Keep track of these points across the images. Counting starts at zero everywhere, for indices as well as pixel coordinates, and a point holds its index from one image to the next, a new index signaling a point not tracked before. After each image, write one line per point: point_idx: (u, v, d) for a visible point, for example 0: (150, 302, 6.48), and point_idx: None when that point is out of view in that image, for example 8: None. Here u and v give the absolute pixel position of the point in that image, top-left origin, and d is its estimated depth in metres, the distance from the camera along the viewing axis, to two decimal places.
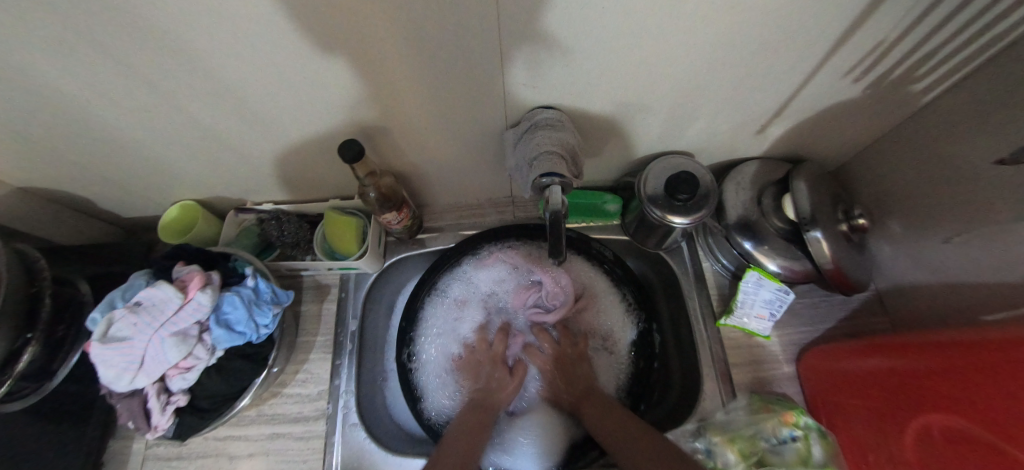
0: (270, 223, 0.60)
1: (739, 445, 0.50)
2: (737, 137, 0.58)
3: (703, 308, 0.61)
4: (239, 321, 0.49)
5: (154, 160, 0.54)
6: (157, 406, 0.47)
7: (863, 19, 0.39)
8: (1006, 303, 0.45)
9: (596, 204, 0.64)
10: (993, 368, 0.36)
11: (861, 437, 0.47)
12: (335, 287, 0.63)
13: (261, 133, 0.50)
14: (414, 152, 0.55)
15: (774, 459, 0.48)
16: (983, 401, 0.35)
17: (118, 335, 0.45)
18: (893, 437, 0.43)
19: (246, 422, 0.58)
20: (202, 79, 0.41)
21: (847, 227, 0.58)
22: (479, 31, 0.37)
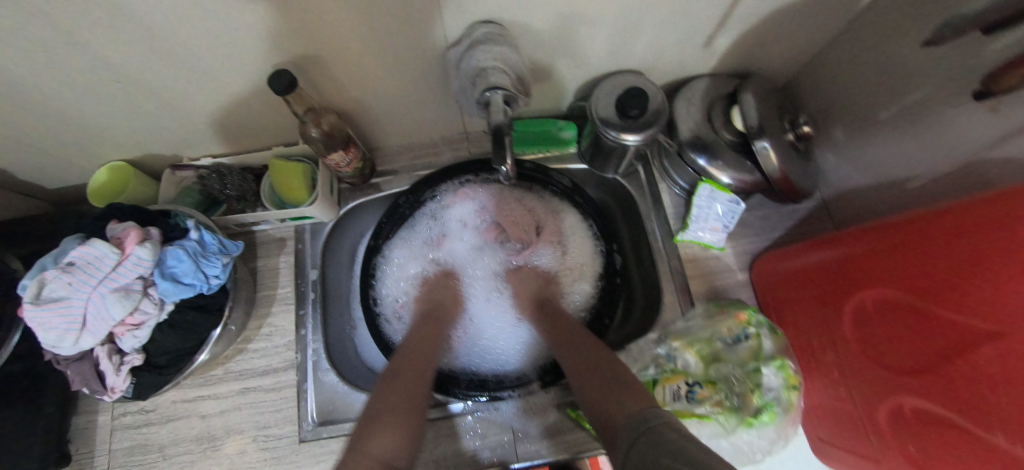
0: (210, 177, 0.56)
1: (696, 347, 0.52)
2: (685, 50, 0.57)
3: (661, 227, 0.63)
4: (186, 273, 0.47)
5: (64, 116, 0.49)
6: (109, 367, 0.46)
7: None
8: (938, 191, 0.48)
9: (550, 133, 0.63)
10: (921, 243, 0.38)
11: (804, 323, 0.52)
12: (291, 240, 0.61)
13: (178, 73, 0.45)
14: (353, 86, 0.52)
15: (728, 356, 0.51)
16: (917, 276, 0.38)
17: (53, 295, 0.42)
18: (833, 319, 0.48)
19: (214, 381, 0.57)
20: (91, 11, 0.36)
21: (793, 136, 0.60)
22: None
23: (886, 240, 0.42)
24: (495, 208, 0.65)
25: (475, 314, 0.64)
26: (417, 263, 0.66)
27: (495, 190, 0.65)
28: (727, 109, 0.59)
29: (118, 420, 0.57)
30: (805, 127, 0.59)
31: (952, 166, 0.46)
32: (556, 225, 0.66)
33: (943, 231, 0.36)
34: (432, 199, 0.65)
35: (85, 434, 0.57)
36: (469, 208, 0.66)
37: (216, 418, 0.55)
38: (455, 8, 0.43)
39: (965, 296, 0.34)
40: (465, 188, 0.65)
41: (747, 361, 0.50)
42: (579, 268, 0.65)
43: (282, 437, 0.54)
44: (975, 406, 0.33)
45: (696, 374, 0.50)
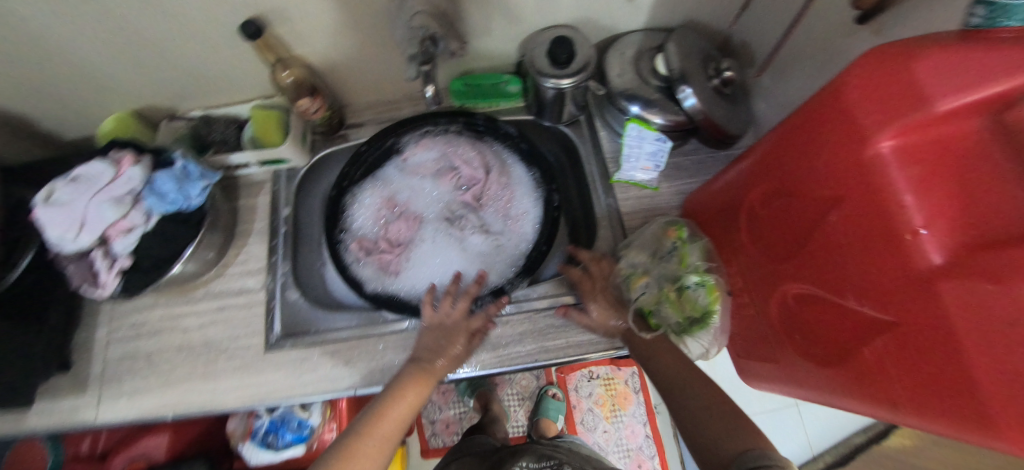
0: (201, 125, 0.67)
1: (642, 255, 0.59)
2: (615, 6, 0.63)
3: (599, 170, 0.68)
4: (170, 191, 0.55)
5: (77, 67, 0.60)
6: (103, 266, 0.54)
7: None
8: None
9: (498, 87, 0.69)
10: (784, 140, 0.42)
11: (718, 244, 0.57)
12: (268, 183, 0.69)
13: (166, 24, 0.54)
14: (317, 41, 0.60)
15: (663, 263, 0.57)
16: (786, 171, 0.42)
17: (60, 200, 0.51)
18: (738, 232, 0.52)
19: (195, 300, 0.64)
20: None
21: (718, 82, 0.64)
22: None
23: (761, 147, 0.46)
24: (451, 154, 0.71)
25: (426, 252, 0.69)
26: (379, 206, 0.71)
27: (451, 138, 0.71)
28: (653, 59, 0.65)
29: (114, 335, 0.65)
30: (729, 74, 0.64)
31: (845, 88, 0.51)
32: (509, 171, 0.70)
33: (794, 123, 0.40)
34: (395, 147, 0.71)
35: (85, 346, 0.65)
36: (427, 155, 0.72)
37: (194, 331, 0.63)
38: None
39: (829, 175, 0.37)
40: (424, 136, 0.71)
41: (676, 266, 0.56)
42: (521, 214, 0.68)
43: (250, 347, 0.61)
44: (837, 277, 0.38)
45: (645, 276, 0.57)
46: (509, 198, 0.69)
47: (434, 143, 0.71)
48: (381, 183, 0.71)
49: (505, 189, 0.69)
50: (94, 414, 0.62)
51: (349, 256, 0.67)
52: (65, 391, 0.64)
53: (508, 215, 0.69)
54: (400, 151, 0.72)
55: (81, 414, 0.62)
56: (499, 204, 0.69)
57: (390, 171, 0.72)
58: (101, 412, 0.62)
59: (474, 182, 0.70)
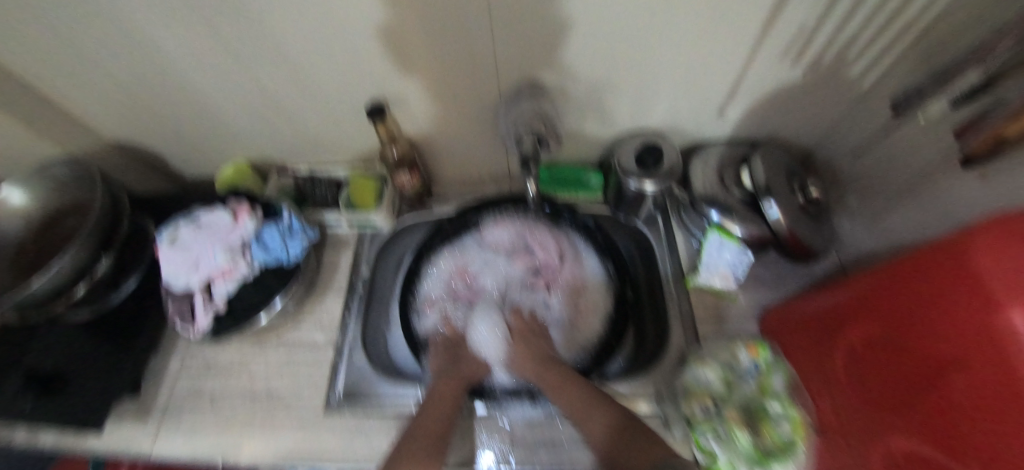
0: (306, 182, 0.74)
1: (717, 370, 0.55)
2: (702, 119, 0.68)
3: (673, 272, 0.68)
4: (274, 244, 0.60)
5: (224, 124, 0.70)
6: (201, 306, 0.57)
7: (782, 3, 0.50)
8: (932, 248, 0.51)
9: (579, 179, 0.74)
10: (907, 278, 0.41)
11: (803, 367, 0.54)
12: (353, 241, 0.75)
13: (309, 98, 0.64)
14: (427, 125, 0.68)
15: (739, 385, 0.53)
16: (902, 313, 0.40)
17: (183, 242, 0.57)
18: (827, 358, 0.49)
19: (267, 346, 0.67)
20: (269, 47, 0.55)
21: (803, 199, 0.65)
22: (477, 10, 0.50)
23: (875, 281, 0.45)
24: (528, 237, 0.74)
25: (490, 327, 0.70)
26: (452, 275, 0.74)
27: (530, 222, 0.75)
28: (738, 172, 0.67)
29: (185, 366, 0.68)
30: (815, 192, 0.65)
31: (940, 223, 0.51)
32: (582, 261, 0.73)
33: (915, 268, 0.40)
34: (474, 225, 0.76)
35: (156, 374, 0.68)
36: (504, 235, 0.75)
37: (260, 378, 0.65)
38: (512, 69, 0.59)
39: (950, 326, 0.35)
40: (503, 217, 0.76)
41: (756, 392, 0.51)
42: (589, 306, 0.70)
43: (309, 404, 0.62)
44: (945, 439, 0.33)
45: (716, 393, 0.53)
46: (580, 289, 0.71)
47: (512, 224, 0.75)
48: (457, 254, 0.75)
49: (577, 279, 0.71)
50: (148, 446, 0.62)
51: (418, 322, 0.70)
52: (125, 415, 0.64)
53: (578, 306, 0.70)
54: (481, 228, 0.76)
55: (136, 444, 0.62)
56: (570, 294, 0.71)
57: (467, 244, 0.76)
58: (156, 445, 0.62)
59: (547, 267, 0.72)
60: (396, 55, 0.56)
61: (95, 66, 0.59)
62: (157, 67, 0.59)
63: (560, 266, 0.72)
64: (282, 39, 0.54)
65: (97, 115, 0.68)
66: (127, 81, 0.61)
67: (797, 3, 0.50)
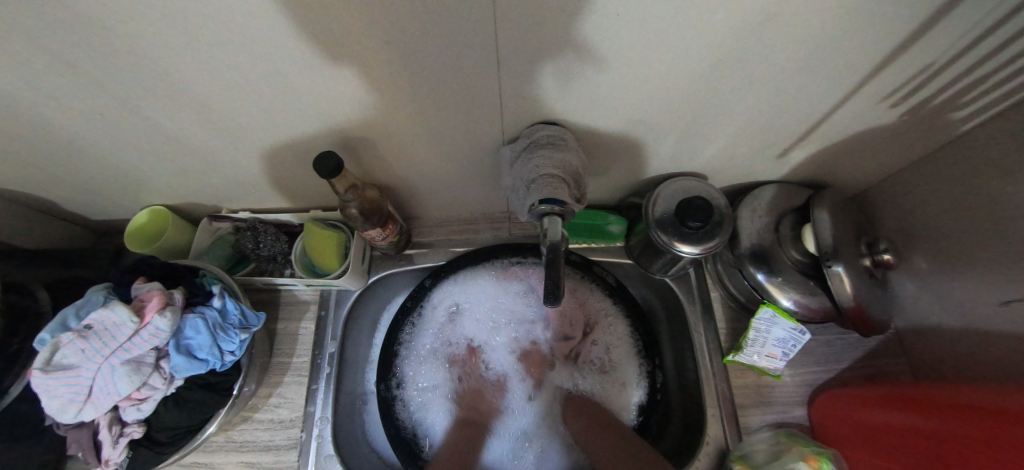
0: (246, 234, 0.57)
1: None
2: (756, 161, 0.54)
3: (709, 343, 0.57)
4: (202, 347, 0.45)
5: (120, 167, 0.51)
6: (107, 439, 0.43)
7: (913, 39, 0.35)
8: None
9: (597, 225, 0.61)
10: None
11: None
12: (315, 304, 0.60)
13: (237, 140, 0.46)
14: (403, 167, 0.52)
15: None
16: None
17: (65, 363, 0.40)
18: None
19: (213, 448, 0.53)
20: (157, 84, 0.37)
21: (870, 262, 0.54)
22: (477, 41, 0.33)
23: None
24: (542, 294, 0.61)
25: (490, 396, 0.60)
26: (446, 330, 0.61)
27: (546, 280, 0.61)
28: (797, 226, 0.54)
29: None
30: (886, 255, 0.53)
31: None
32: (607, 327, 0.60)
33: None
34: (477, 274, 0.62)
35: None
36: (515, 288, 0.62)
37: None
38: (520, 108, 0.42)
39: None
40: (515, 267, 0.62)
41: None
42: (621, 386, 0.58)
43: None
44: None
45: None
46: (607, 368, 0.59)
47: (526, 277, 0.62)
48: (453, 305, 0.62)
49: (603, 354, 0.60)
50: None
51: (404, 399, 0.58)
52: None
53: (605, 389, 0.58)
54: (486, 277, 0.62)
55: None
56: (593, 373, 0.59)
57: (468, 295, 0.62)
58: None
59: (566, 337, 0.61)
60: (353, 92, 0.38)
61: None
62: None
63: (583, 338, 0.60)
64: (172, 75, 0.36)
65: None
66: None
67: (936, 36, 0.35)
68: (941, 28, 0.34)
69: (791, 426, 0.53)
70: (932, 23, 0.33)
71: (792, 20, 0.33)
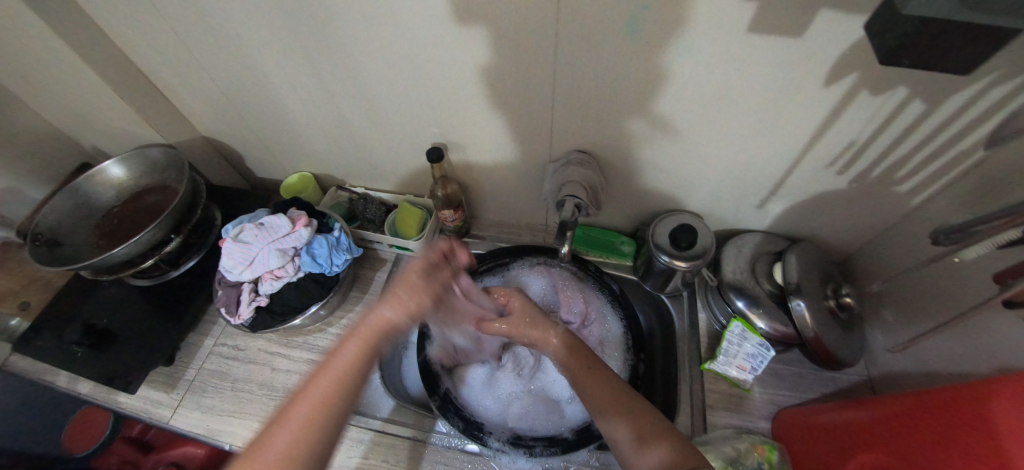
0: (359, 201, 0.81)
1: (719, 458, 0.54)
2: (741, 207, 0.70)
3: (691, 351, 0.69)
4: (321, 255, 0.66)
5: (302, 139, 0.79)
6: (246, 299, 0.63)
7: (831, 122, 0.53)
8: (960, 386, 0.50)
9: (612, 242, 0.79)
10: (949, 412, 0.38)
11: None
12: (389, 262, 0.81)
13: (380, 130, 0.72)
14: (478, 169, 0.75)
15: None
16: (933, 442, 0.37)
17: (244, 239, 0.62)
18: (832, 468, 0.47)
19: (294, 344, 0.72)
20: (357, 87, 0.64)
21: (835, 304, 0.64)
22: (542, 86, 0.57)
23: (911, 408, 0.42)
24: (561, 290, 0.76)
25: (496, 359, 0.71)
26: None
27: (568, 277, 0.77)
28: (772, 265, 0.67)
29: (217, 347, 0.73)
30: (848, 299, 0.64)
31: (970, 353, 0.50)
32: (607, 325, 0.74)
33: (930, 406, 0.41)
34: (514, 265, 0.79)
35: (190, 349, 0.74)
36: (541, 282, 0.78)
37: (281, 374, 0.69)
38: (565, 135, 0.64)
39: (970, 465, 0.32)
40: (544, 265, 0.78)
41: None
42: None
43: None
44: None
45: None
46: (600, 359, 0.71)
47: (550, 274, 0.78)
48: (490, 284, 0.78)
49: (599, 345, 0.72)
50: (168, 415, 0.67)
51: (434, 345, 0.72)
52: (158, 383, 0.70)
53: None
54: (519, 269, 0.79)
55: (159, 411, 0.68)
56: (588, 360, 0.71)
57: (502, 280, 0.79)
58: (175, 416, 0.67)
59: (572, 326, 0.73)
60: (468, 105, 0.62)
61: (213, 78, 0.69)
62: (260, 86, 0.69)
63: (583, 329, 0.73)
64: (368, 82, 0.63)
65: (205, 113, 0.79)
66: (233, 94, 0.72)
67: (845, 121, 0.53)
68: (848, 115, 0.52)
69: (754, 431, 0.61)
70: (838, 111, 0.51)
71: (738, 99, 0.53)
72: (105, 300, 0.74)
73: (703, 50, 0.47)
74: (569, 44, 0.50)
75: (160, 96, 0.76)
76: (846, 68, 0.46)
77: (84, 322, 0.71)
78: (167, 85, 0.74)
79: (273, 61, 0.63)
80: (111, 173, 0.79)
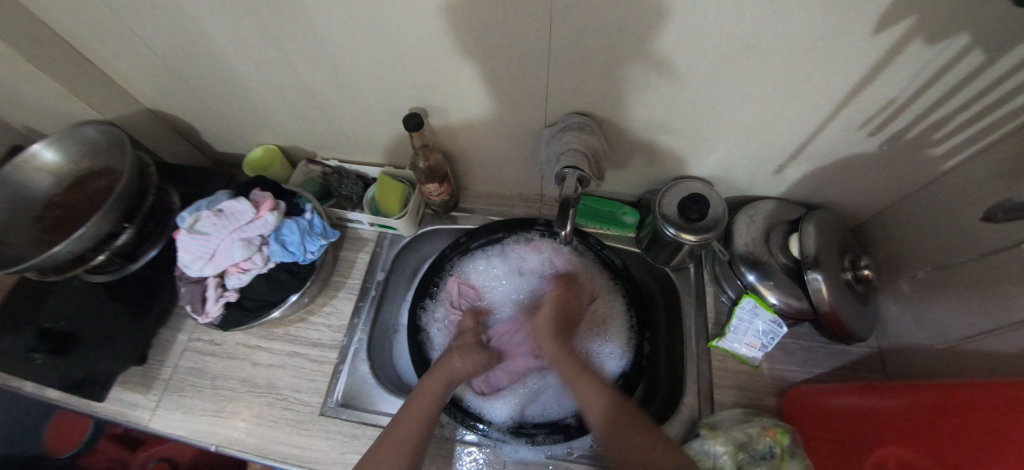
0: (333, 176, 0.73)
1: (730, 445, 0.51)
2: (756, 172, 0.64)
3: (698, 328, 0.65)
4: (293, 243, 0.59)
5: (260, 108, 0.69)
6: (212, 295, 0.57)
7: (872, 76, 0.45)
8: (984, 366, 0.47)
9: (615, 214, 0.73)
10: (987, 404, 0.35)
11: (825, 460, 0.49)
12: (372, 242, 0.74)
13: (348, 96, 0.62)
14: (464, 137, 0.66)
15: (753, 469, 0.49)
16: (966, 433, 0.35)
17: (201, 230, 0.55)
18: (854, 457, 0.44)
19: (274, 337, 0.67)
20: (313, 44, 0.53)
21: (851, 278, 0.59)
22: (533, 38, 0.47)
23: (949, 399, 0.40)
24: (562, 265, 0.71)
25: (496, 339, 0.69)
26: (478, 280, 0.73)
27: (567, 253, 0.71)
28: (787, 235, 0.61)
29: (191, 343, 0.68)
30: (866, 272, 0.58)
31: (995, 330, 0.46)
32: (609, 303, 0.69)
33: (970, 402, 0.37)
34: (511, 240, 0.73)
35: (163, 346, 0.68)
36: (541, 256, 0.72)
37: (263, 369, 0.65)
38: (562, 97, 0.55)
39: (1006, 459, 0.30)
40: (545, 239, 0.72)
41: None
42: (610, 354, 0.67)
43: (308, 405, 0.61)
44: None
45: None
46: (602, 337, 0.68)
47: (551, 248, 0.72)
48: (486, 262, 0.73)
49: (602, 323, 0.68)
50: (147, 417, 0.63)
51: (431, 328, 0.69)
52: (132, 384, 0.65)
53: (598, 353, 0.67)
54: (517, 245, 0.73)
55: (136, 414, 0.63)
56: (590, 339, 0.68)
57: (499, 256, 0.73)
58: (154, 418, 0.63)
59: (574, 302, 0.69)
60: (448, 65, 0.53)
61: (141, 38, 0.58)
62: (197, 47, 0.58)
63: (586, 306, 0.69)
64: (324, 38, 0.52)
65: (141, 81, 0.68)
66: (168, 57, 0.61)
67: (890, 75, 0.45)
68: (892, 68, 0.44)
69: (762, 410, 0.59)
70: (884, 63, 0.44)
71: (767, 51, 0.44)
72: (61, 299, 0.68)
73: None
74: None
75: (83, 61, 0.65)
76: (904, 11, 0.38)
77: (40, 324, 0.65)
78: (88, 49, 0.62)
79: (204, 14, 0.51)
80: (44, 157, 0.68)
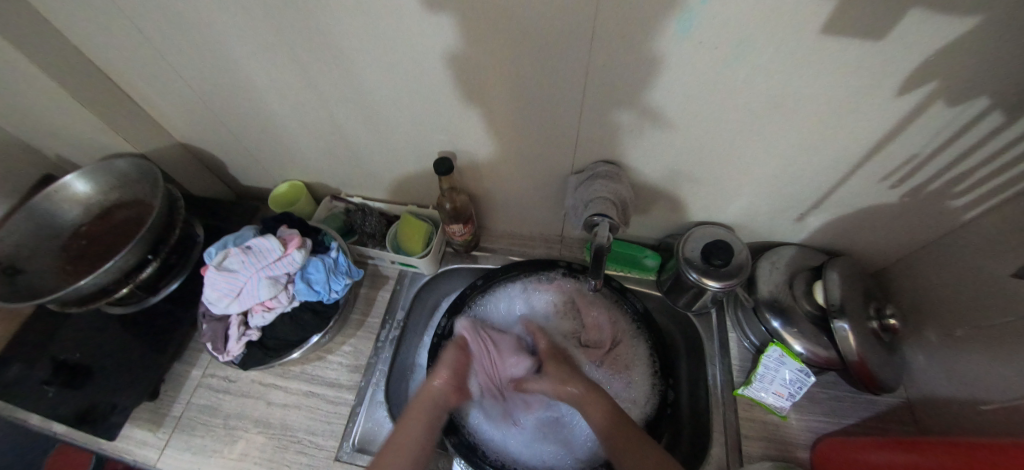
0: (357, 214, 0.74)
1: None
2: (777, 219, 0.65)
3: (722, 375, 0.65)
4: (318, 281, 0.60)
5: (292, 148, 0.71)
6: (235, 335, 0.58)
7: (894, 133, 0.47)
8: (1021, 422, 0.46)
9: (635, 256, 0.73)
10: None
11: None
12: (392, 279, 0.75)
13: (378, 139, 0.65)
14: (488, 179, 0.68)
15: None
16: None
17: (228, 267, 0.55)
18: None
19: (291, 376, 0.66)
20: (350, 88, 0.56)
21: (878, 325, 0.59)
22: (564, 90, 0.50)
23: (988, 458, 0.39)
24: (584, 308, 0.71)
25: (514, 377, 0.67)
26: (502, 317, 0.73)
27: (590, 294, 0.71)
28: (811, 282, 0.62)
29: (205, 379, 0.67)
30: (892, 320, 0.59)
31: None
32: (631, 350, 0.68)
33: (1010, 457, 0.37)
34: (535, 280, 0.73)
35: (176, 381, 0.67)
36: (563, 297, 0.73)
37: (278, 409, 0.63)
38: (589, 145, 0.57)
39: None
40: (568, 279, 0.72)
41: None
42: (633, 401, 0.65)
43: (323, 449, 0.60)
44: None
45: None
46: (625, 381, 0.67)
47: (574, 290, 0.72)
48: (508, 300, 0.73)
49: (624, 368, 0.68)
50: (155, 457, 0.61)
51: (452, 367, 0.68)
52: (142, 421, 0.64)
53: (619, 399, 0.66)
54: (541, 285, 0.73)
55: (144, 453, 0.61)
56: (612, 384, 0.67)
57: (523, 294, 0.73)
58: (162, 457, 0.61)
59: (598, 347, 0.68)
60: (480, 113, 0.55)
61: (185, 78, 0.61)
62: (239, 89, 0.61)
63: (609, 353, 0.68)
64: (362, 85, 0.55)
65: (177, 116, 0.70)
66: (209, 97, 0.64)
67: (911, 133, 0.47)
68: (916, 127, 0.46)
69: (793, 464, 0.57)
70: (906, 121, 0.45)
71: (791, 111, 0.46)
72: (78, 330, 0.67)
73: (761, 54, 0.40)
74: (604, 44, 0.43)
75: (126, 98, 0.67)
76: (925, 77, 0.40)
77: (55, 356, 0.64)
78: (132, 86, 0.65)
79: (250, 60, 0.54)
80: (76, 188, 0.70)
